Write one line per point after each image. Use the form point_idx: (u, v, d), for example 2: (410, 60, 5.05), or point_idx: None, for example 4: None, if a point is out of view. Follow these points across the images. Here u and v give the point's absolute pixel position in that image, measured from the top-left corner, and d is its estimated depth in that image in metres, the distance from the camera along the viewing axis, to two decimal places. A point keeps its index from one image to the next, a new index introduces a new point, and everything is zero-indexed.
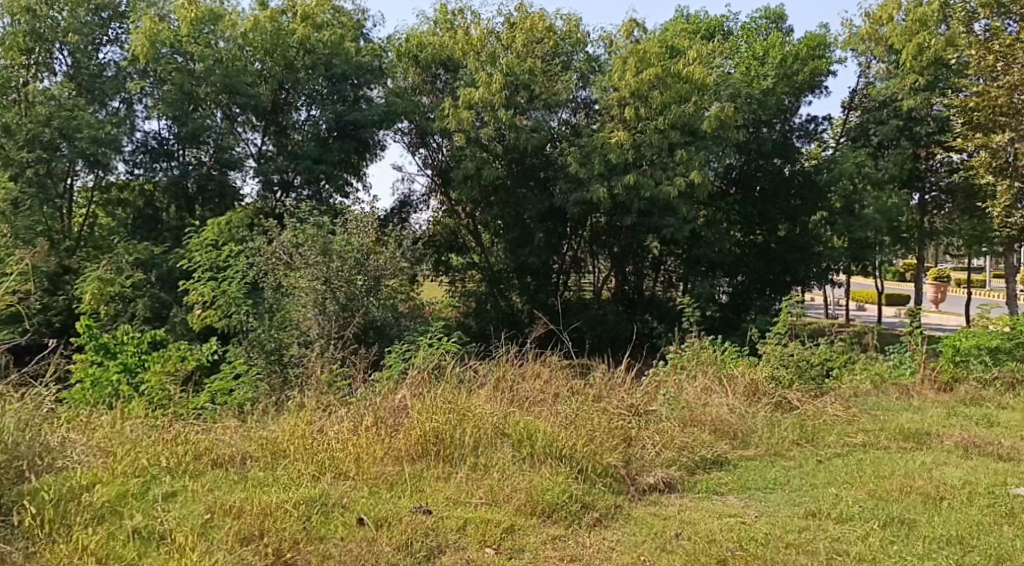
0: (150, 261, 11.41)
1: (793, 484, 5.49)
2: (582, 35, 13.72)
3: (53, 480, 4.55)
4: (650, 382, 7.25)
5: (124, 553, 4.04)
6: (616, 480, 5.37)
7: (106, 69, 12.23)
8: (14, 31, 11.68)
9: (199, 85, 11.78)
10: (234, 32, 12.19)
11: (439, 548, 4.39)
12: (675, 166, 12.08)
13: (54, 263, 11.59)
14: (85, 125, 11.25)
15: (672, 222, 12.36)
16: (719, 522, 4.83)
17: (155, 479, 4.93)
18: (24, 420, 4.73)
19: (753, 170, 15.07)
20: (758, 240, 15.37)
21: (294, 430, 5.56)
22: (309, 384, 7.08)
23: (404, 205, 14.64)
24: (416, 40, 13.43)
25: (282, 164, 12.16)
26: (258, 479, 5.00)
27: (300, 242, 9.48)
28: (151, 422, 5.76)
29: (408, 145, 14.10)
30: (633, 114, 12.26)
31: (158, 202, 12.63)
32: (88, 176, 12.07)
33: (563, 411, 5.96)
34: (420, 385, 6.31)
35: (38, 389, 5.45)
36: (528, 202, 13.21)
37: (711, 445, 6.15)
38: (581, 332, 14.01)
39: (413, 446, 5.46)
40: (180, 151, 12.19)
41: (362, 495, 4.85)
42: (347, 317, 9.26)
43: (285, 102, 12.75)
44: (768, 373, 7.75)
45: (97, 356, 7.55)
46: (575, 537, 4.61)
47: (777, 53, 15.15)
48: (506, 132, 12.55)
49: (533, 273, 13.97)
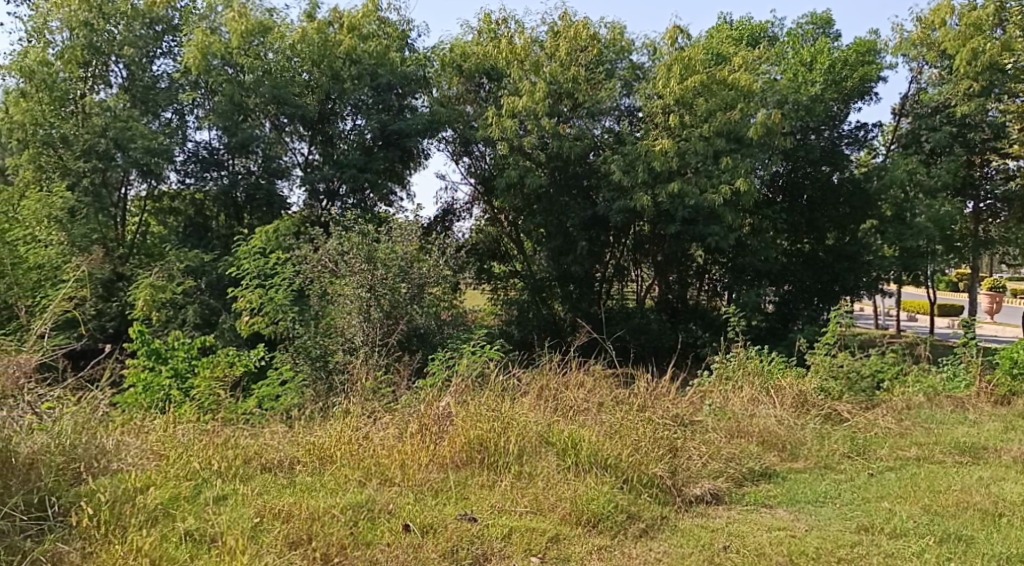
0: (200, 269, 11.66)
1: (844, 497, 5.38)
2: (626, 43, 13.64)
3: (109, 482, 4.68)
4: (694, 393, 7.17)
5: (177, 555, 4.11)
6: (662, 491, 5.32)
7: (159, 81, 12.50)
8: (73, 44, 12.00)
9: (248, 96, 11.98)
10: (283, 43, 12.36)
11: (484, 556, 4.39)
12: (721, 174, 11.97)
13: (108, 270, 11.89)
14: (139, 135, 11.58)
15: (718, 230, 12.19)
16: (768, 535, 4.76)
17: (207, 482, 5.00)
18: (81, 422, 5.04)
19: (800, 178, 14.93)
20: (805, 249, 15.27)
21: (341, 435, 5.61)
22: (354, 391, 7.14)
23: (448, 213, 14.73)
24: (460, 49, 13.55)
25: (328, 174, 12.22)
26: (305, 484, 5.05)
27: (345, 250, 9.59)
28: (201, 426, 5.84)
29: (452, 154, 14.16)
30: (678, 122, 12.19)
31: (208, 211, 12.77)
32: (142, 186, 12.38)
33: (608, 420, 5.94)
34: (464, 392, 6.33)
35: (95, 393, 5.62)
36: (571, 210, 13.18)
37: (758, 456, 6.08)
38: (624, 341, 13.94)
39: (458, 452, 5.50)
40: (230, 161, 12.46)
41: (407, 501, 4.88)
42: (392, 324, 9.31)
43: (332, 112, 12.75)
44: (817, 385, 7.61)
45: (149, 361, 7.65)
46: (621, 548, 4.58)
47: (826, 59, 14.93)
48: (550, 141, 12.56)
49: (576, 281, 14.03)
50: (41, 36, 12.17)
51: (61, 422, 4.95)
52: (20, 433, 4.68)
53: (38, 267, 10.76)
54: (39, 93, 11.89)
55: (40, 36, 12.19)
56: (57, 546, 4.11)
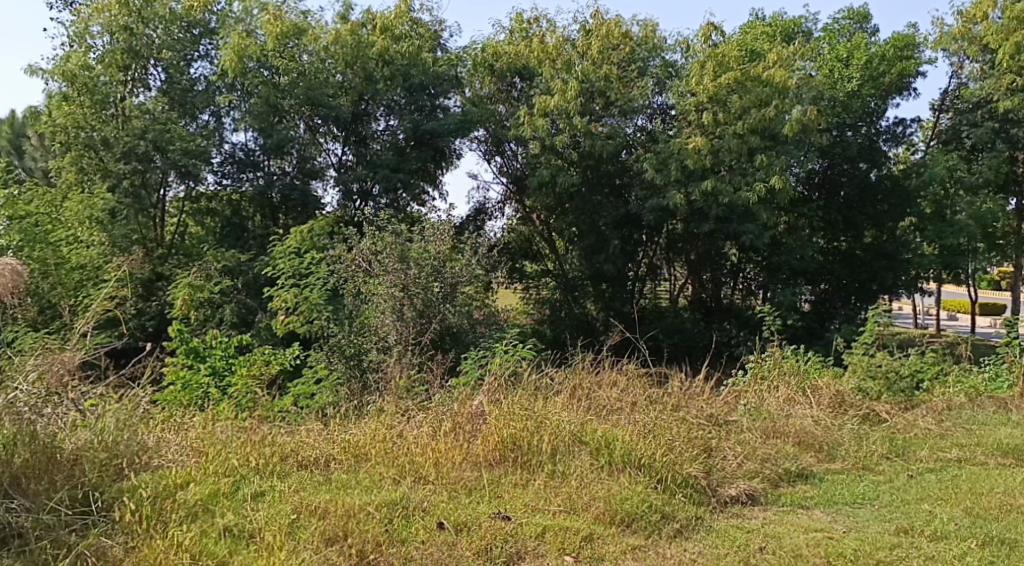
0: (236, 268, 11.85)
1: (882, 499, 5.31)
2: (658, 40, 13.58)
3: (150, 478, 4.76)
4: (729, 392, 7.10)
5: (216, 550, 4.18)
6: (697, 491, 5.27)
7: (196, 84, 12.69)
8: (113, 48, 12.18)
9: (284, 98, 12.15)
10: (318, 45, 12.52)
11: (518, 554, 4.40)
12: (755, 172, 11.85)
13: (147, 270, 12.12)
14: (177, 138, 11.82)
15: (752, 229, 12.04)
16: (806, 536, 4.71)
17: (244, 479, 5.07)
18: (123, 420, 5.11)
19: (837, 175, 14.58)
20: (842, 247, 15.05)
21: (375, 434, 5.67)
22: (388, 389, 7.22)
23: (480, 212, 14.78)
24: (492, 49, 13.58)
25: (362, 174, 12.32)
26: (342, 481, 5.10)
27: (379, 249, 9.66)
28: (240, 424, 5.92)
29: (484, 153, 14.20)
30: (711, 119, 12.10)
31: (245, 211, 12.89)
32: (180, 187, 12.60)
33: (642, 420, 5.92)
34: (498, 391, 6.35)
35: (136, 390, 5.74)
36: (603, 209, 13.15)
37: (795, 456, 6.02)
38: (657, 341, 13.89)
39: (491, 451, 5.51)
40: (266, 162, 12.61)
41: (442, 499, 4.91)
42: (425, 323, 9.35)
43: (365, 112, 12.80)
44: (855, 385, 7.53)
45: (187, 359, 7.85)
46: (656, 548, 4.56)
47: (862, 54, 14.71)
48: (582, 139, 12.54)
49: (608, 281, 13.98)
50: (83, 40, 12.40)
51: (104, 418, 5.05)
52: (65, 430, 4.85)
53: (80, 267, 11.35)
54: (82, 96, 12.11)
55: (82, 41, 12.42)
56: (101, 540, 4.18)
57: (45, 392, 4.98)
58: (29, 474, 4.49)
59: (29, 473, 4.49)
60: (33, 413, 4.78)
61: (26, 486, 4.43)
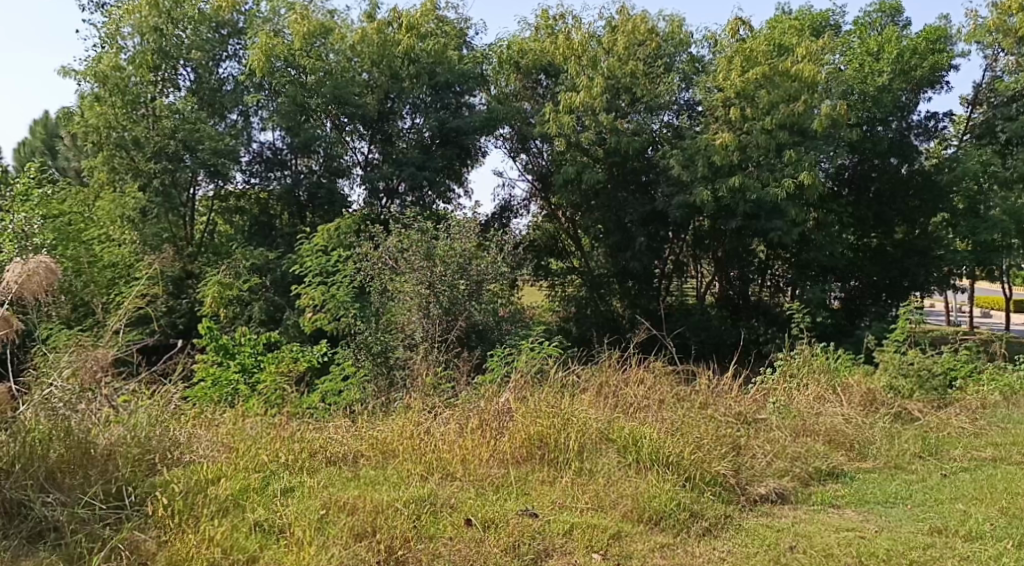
0: (265, 267, 11.92)
1: (915, 498, 5.24)
2: (685, 36, 13.51)
3: (182, 473, 4.82)
4: (758, 391, 7.03)
5: (247, 545, 4.23)
6: (726, 489, 5.24)
7: (225, 84, 12.84)
8: (143, 49, 12.34)
9: (311, 97, 12.28)
10: (344, 44, 12.55)
11: (546, 551, 4.40)
12: (783, 168, 11.72)
13: (177, 268, 12.35)
14: (206, 137, 11.94)
15: (780, 225, 11.93)
16: (837, 535, 4.66)
17: (274, 475, 5.11)
18: (155, 416, 5.23)
19: (867, 171, 14.54)
20: (872, 244, 14.91)
21: (403, 430, 5.69)
22: (415, 386, 7.22)
23: (505, 210, 14.78)
24: (517, 46, 13.67)
25: (387, 172, 12.35)
26: (370, 477, 5.13)
27: (405, 247, 9.68)
28: (269, 420, 5.97)
29: (509, 150, 14.19)
30: (739, 115, 11.99)
31: (272, 210, 13.01)
32: (209, 186, 12.70)
33: (669, 417, 5.90)
34: (523, 388, 6.37)
35: (167, 387, 5.82)
36: (629, 205, 13.09)
37: (825, 455, 5.94)
38: (684, 338, 13.79)
39: (518, 448, 5.51)
40: (293, 160, 12.74)
41: (469, 496, 4.91)
42: (451, 320, 9.35)
43: (391, 111, 12.80)
44: (886, 383, 7.43)
45: (217, 356, 8.00)
46: (685, 546, 4.53)
47: (894, 47, 14.45)
48: (608, 136, 12.49)
49: (635, 278, 13.93)
50: (114, 41, 12.58)
51: (137, 414, 5.16)
52: (99, 425, 4.92)
53: (112, 265, 11.72)
54: (113, 97, 12.27)
55: (113, 42, 12.61)
56: (135, 534, 4.23)
57: (79, 387, 5.07)
58: (64, 469, 4.59)
59: (64, 468, 4.58)
60: (68, 408, 4.89)
61: (62, 481, 4.53)
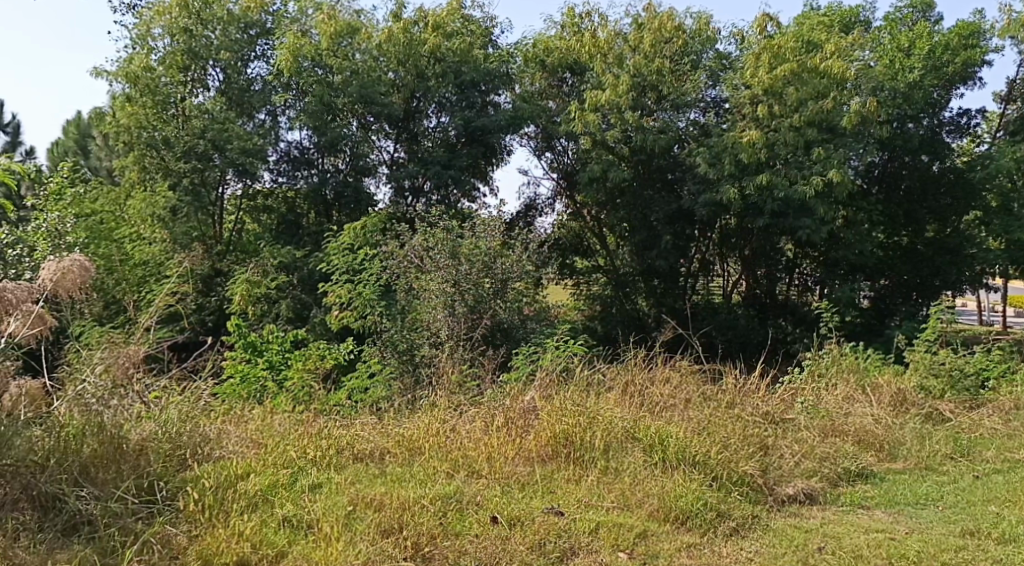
0: (292, 265, 12.00)
1: (947, 500, 5.18)
2: (712, 32, 13.43)
3: (212, 469, 4.88)
4: (786, 391, 6.97)
5: (276, 540, 4.28)
6: (754, 489, 5.20)
7: (253, 84, 12.92)
8: (173, 50, 12.61)
9: (338, 96, 12.32)
10: (371, 44, 12.62)
11: (572, 550, 4.39)
12: (812, 165, 11.59)
13: (206, 266, 12.54)
14: (235, 137, 12.10)
15: (809, 223, 11.82)
16: (867, 537, 4.62)
17: (302, 471, 5.15)
18: (185, 412, 5.35)
19: (898, 169, 14.39)
20: (903, 242, 14.72)
21: (429, 428, 5.72)
22: (440, 384, 7.26)
23: (530, 208, 14.78)
24: (543, 44, 13.61)
25: (413, 171, 12.41)
26: (397, 474, 5.17)
27: (431, 246, 9.73)
28: (297, 416, 6.02)
29: (534, 149, 14.15)
30: (766, 112, 11.87)
31: (300, 209, 13.07)
32: (238, 185, 12.77)
33: (696, 416, 5.88)
34: (549, 386, 6.38)
35: (198, 384, 5.92)
36: (655, 203, 13.03)
37: (854, 455, 5.89)
38: (711, 337, 13.69)
39: (544, 447, 5.52)
40: (320, 159, 12.80)
41: (495, 494, 4.92)
42: (476, 319, 9.38)
43: (416, 110, 12.86)
44: (917, 383, 7.33)
45: (246, 354, 8.12)
46: (712, 546, 4.52)
47: (925, 44, 14.24)
48: (634, 134, 12.46)
49: (661, 277, 13.88)
50: (145, 42, 12.78)
51: (167, 411, 5.30)
52: (131, 421, 5.06)
53: (143, 263, 12.00)
54: (144, 97, 12.49)
55: (144, 43, 12.80)
56: (166, 528, 4.29)
57: (111, 384, 5.23)
58: (97, 464, 4.66)
59: (97, 462, 4.65)
60: (100, 404, 5.03)
61: (95, 475, 4.58)
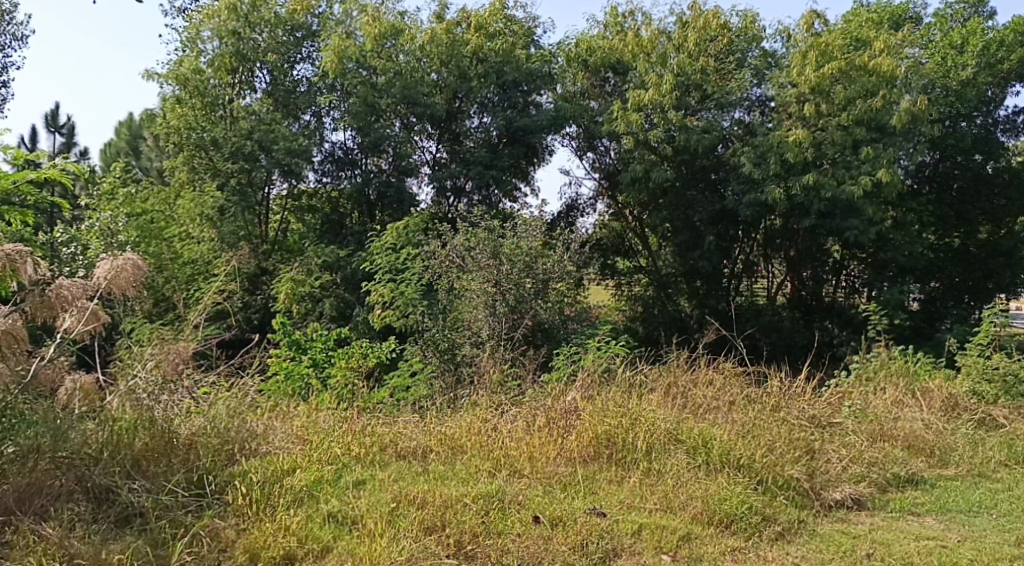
0: (336, 264, 12.13)
1: (1001, 508, 5.05)
2: (758, 31, 13.28)
3: (259, 464, 4.96)
4: (833, 393, 6.84)
5: (321, 535, 4.34)
6: (799, 494, 5.12)
7: (299, 85, 13.09)
8: (222, 52, 12.83)
9: (381, 97, 12.44)
10: (414, 45, 12.60)
11: (614, 551, 4.39)
12: (860, 165, 11.37)
13: (252, 265, 12.77)
14: (281, 137, 12.26)
15: (856, 224, 11.65)
16: (916, 544, 4.52)
17: (346, 467, 5.21)
18: (233, 408, 5.46)
19: (949, 169, 14.11)
20: (955, 244, 14.36)
21: (471, 427, 5.74)
22: (481, 383, 7.29)
23: (572, 209, 14.75)
24: (586, 44, 13.50)
25: (454, 171, 12.45)
26: (438, 472, 5.19)
27: (473, 245, 9.79)
28: (341, 413, 6.07)
29: (576, 149, 14.07)
30: (813, 110, 11.71)
31: (343, 209, 13.12)
32: (283, 185, 12.95)
33: (740, 419, 5.81)
34: (591, 387, 6.36)
35: (245, 380, 6.05)
36: (698, 203, 12.92)
37: (904, 461, 5.79)
38: (755, 340, 13.52)
39: (586, 447, 5.50)
40: (363, 160, 12.87)
41: (537, 494, 4.91)
42: (517, 318, 9.39)
43: (459, 110, 12.90)
44: (968, 388, 7.12)
45: (290, 351, 8.24)
46: (757, 550, 4.46)
47: (979, 40, 13.84)
48: (677, 134, 12.36)
49: (703, 278, 13.74)
50: (194, 45, 13.08)
51: (216, 406, 5.43)
52: (181, 416, 5.21)
53: (192, 261, 12.31)
54: (193, 98, 12.92)
55: (194, 45, 13.10)
56: (215, 521, 4.36)
57: (162, 379, 5.48)
58: (149, 457, 4.78)
59: (149, 455, 4.78)
60: (151, 399, 5.23)
61: (147, 468, 4.71)
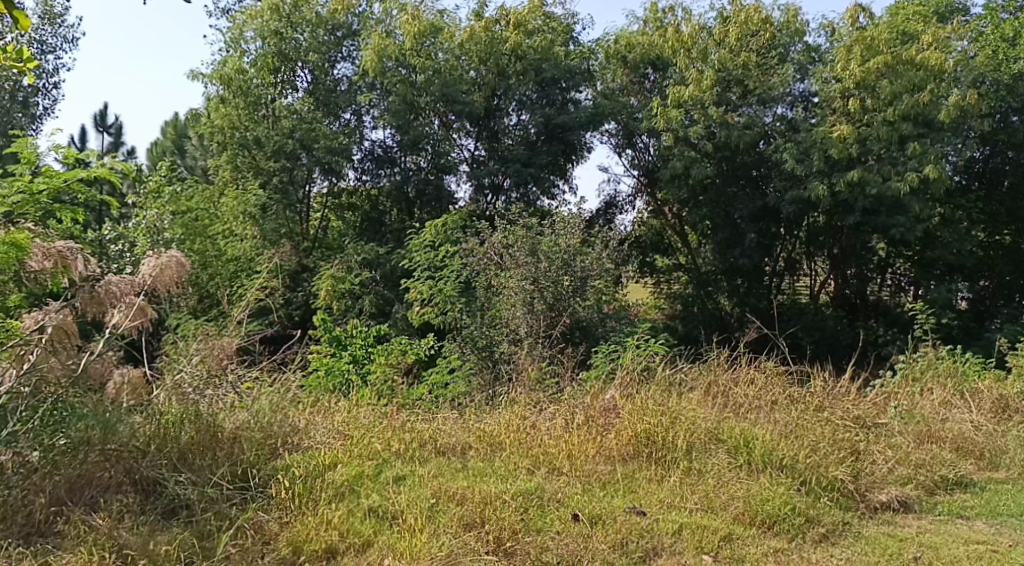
0: (375, 261, 12.23)
1: None
2: (801, 24, 12.92)
3: (301, 459, 5.03)
4: (878, 393, 6.70)
5: (362, 529, 4.38)
6: (844, 495, 5.04)
7: (339, 84, 13.15)
8: (264, 52, 13.00)
9: (420, 96, 12.51)
10: (452, 43, 12.68)
11: (654, 551, 4.36)
12: (906, 160, 11.14)
13: (294, 262, 12.82)
14: (321, 136, 12.39)
15: (903, 221, 11.45)
16: (966, 548, 4.42)
17: (387, 462, 5.26)
18: (275, 403, 5.52)
19: (1000, 165, 13.73)
20: (1005, 241, 14.09)
21: (510, 424, 5.75)
22: (519, 380, 7.33)
23: (610, 205, 14.68)
24: (626, 40, 13.38)
25: (493, 169, 12.51)
26: (478, 469, 5.21)
27: (511, 243, 9.79)
28: (381, 409, 6.11)
29: (615, 146, 13.95)
30: (858, 106, 11.47)
31: (383, 206, 13.30)
32: (323, 183, 13.14)
33: (782, 419, 5.73)
34: (630, 385, 6.31)
35: (288, 376, 6.14)
36: (739, 201, 12.82)
37: (952, 463, 5.65)
38: (797, 338, 13.34)
39: (625, 446, 5.47)
40: (402, 158, 12.94)
41: (576, 491, 4.91)
42: (555, 316, 9.38)
43: (497, 108, 12.90)
44: (1020, 389, 6.91)
45: (331, 348, 8.31)
46: (799, 552, 4.40)
47: None
48: (717, 130, 12.28)
49: (744, 276, 13.59)
50: (238, 45, 13.26)
51: (259, 401, 5.49)
52: (225, 410, 5.28)
53: (235, 258, 12.38)
54: (237, 98, 13.12)
55: (237, 46, 13.29)
56: (259, 515, 4.43)
57: (208, 374, 5.58)
58: (194, 450, 4.86)
59: (194, 449, 4.86)
60: (196, 393, 5.32)
61: (192, 461, 4.79)
